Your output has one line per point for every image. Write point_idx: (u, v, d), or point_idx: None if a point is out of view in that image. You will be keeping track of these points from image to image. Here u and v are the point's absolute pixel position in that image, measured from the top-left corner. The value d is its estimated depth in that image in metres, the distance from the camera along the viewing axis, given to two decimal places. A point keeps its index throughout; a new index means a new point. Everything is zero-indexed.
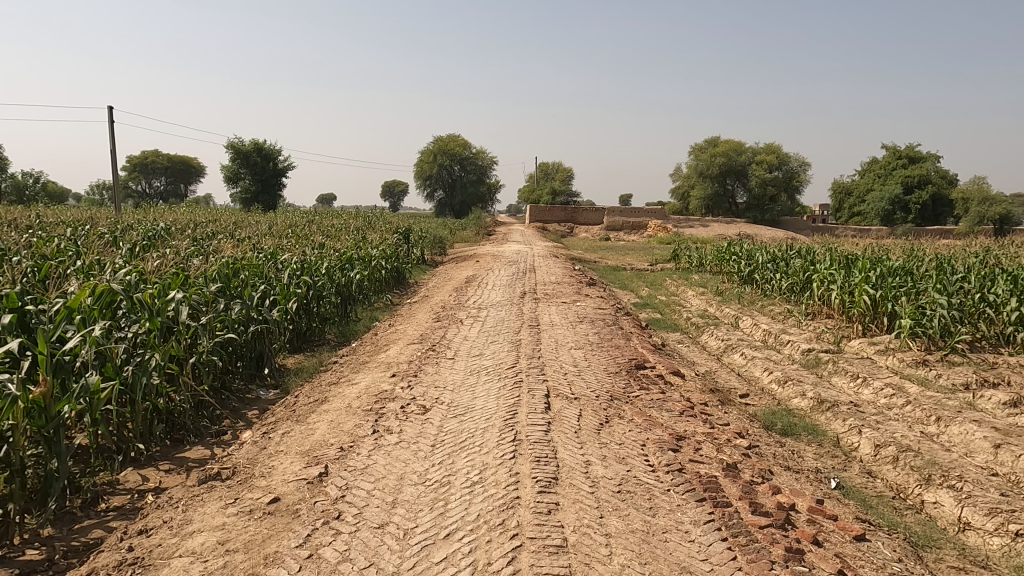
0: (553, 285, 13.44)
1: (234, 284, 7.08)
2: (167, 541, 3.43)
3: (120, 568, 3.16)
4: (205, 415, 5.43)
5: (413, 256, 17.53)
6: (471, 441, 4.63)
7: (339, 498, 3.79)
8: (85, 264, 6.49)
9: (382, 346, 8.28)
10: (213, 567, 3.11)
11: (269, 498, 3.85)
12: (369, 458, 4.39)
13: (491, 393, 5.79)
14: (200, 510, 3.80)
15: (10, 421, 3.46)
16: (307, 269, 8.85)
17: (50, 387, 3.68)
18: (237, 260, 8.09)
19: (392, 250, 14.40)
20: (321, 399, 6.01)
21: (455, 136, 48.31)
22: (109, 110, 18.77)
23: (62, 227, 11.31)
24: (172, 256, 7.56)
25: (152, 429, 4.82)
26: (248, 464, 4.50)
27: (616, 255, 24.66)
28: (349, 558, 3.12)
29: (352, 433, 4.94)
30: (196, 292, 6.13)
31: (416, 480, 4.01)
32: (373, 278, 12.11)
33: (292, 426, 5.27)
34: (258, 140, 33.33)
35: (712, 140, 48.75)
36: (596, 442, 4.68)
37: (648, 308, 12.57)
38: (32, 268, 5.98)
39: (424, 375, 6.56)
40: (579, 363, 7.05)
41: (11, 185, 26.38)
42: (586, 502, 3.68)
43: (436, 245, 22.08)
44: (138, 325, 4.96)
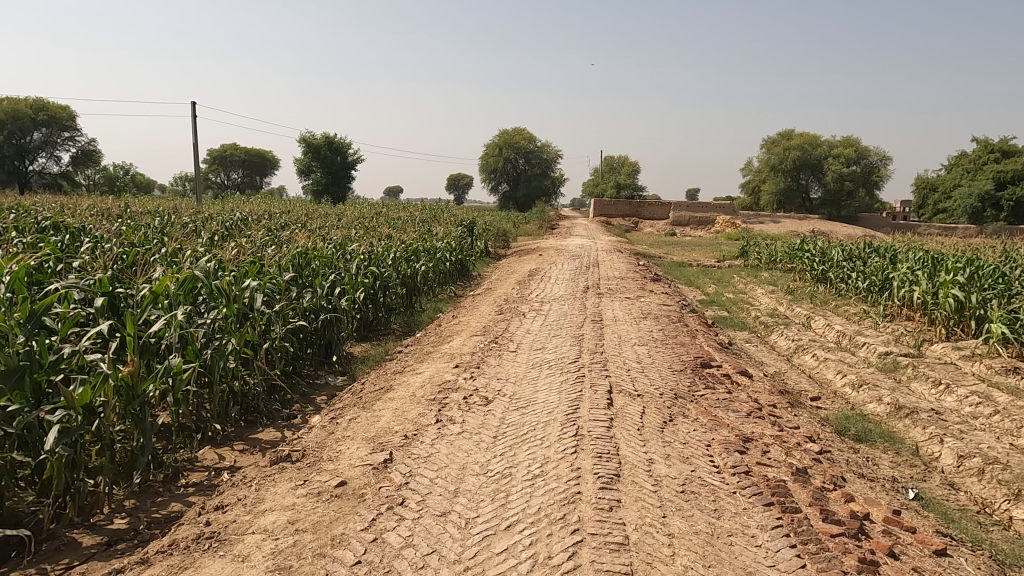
0: (618, 280, 13.31)
1: (306, 273, 7.34)
2: (241, 518, 3.58)
3: (198, 541, 3.32)
4: (277, 399, 5.66)
5: (476, 248, 17.73)
6: (533, 434, 4.64)
7: (403, 485, 3.87)
8: (170, 252, 6.86)
9: (445, 337, 8.39)
10: (284, 545, 3.23)
11: (336, 481, 3.97)
12: (432, 447, 4.46)
13: (554, 387, 5.79)
14: (272, 489, 3.95)
15: (101, 399, 3.72)
16: (374, 259, 9.05)
17: (137, 366, 3.93)
18: (309, 250, 8.36)
19: (456, 242, 14.61)
20: (386, 387, 6.15)
21: (521, 131, 48.45)
22: (192, 106, 19.91)
23: (148, 216, 12.01)
24: (249, 245, 7.89)
25: (228, 410, 5.07)
26: (316, 447, 4.65)
27: (682, 251, 24.12)
28: (412, 543, 3.19)
29: (416, 421, 5.04)
30: (270, 280, 6.40)
31: (478, 471, 4.05)
32: (438, 269, 12.30)
33: (358, 412, 5.42)
34: (329, 135, 34.37)
35: (785, 133, 47.32)
36: (659, 440, 4.61)
37: (714, 306, 12.28)
38: (122, 254, 6.38)
39: (487, 366, 6.62)
40: (643, 360, 6.95)
41: (104, 176, 28.34)
42: (648, 501, 3.63)
43: (499, 238, 22.17)
44: (217, 311, 5.23)
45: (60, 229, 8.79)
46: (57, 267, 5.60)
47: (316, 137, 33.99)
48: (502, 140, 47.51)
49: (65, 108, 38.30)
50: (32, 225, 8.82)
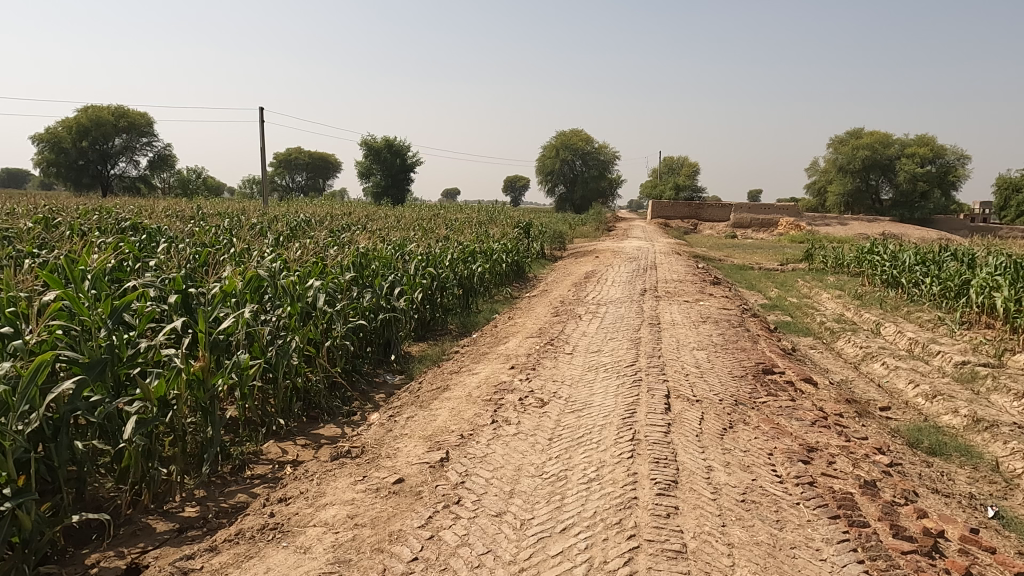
0: (676, 283, 13.09)
1: (366, 273, 7.51)
2: (303, 511, 3.69)
3: (263, 532, 3.44)
4: (338, 396, 5.80)
5: (533, 249, 17.75)
6: (588, 437, 4.61)
7: (459, 484, 3.91)
8: (238, 251, 7.14)
9: (501, 338, 8.43)
10: (344, 539, 3.31)
11: (394, 479, 4.05)
12: (488, 447, 4.49)
13: (610, 390, 5.73)
14: (332, 484, 4.06)
15: (174, 391, 3.91)
16: (432, 260, 9.17)
17: (208, 362, 4.11)
18: (369, 251, 8.55)
19: (513, 243, 14.67)
20: (443, 387, 6.22)
21: (577, 132, 48.37)
22: (260, 112, 20.72)
23: (219, 218, 12.54)
24: (312, 246, 8.14)
25: (291, 406, 5.23)
26: (375, 444, 4.75)
27: (743, 254, 23.50)
28: (468, 543, 3.21)
29: (472, 421, 5.08)
30: (332, 280, 6.58)
31: (533, 472, 4.05)
32: (495, 271, 12.38)
33: (415, 411, 5.50)
34: (389, 138, 35.10)
35: (854, 133, 45.55)
36: (719, 447, 4.51)
37: (777, 310, 11.93)
38: (194, 254, 6.67)
39: (542, 368, 6.61)
40: (702, 364, 6.81)
41: (178, 179, 29.79)
42: (706, 509, 3.55)
43: (555, 239, 22.15)
44: (282, 310, 5.41)
45: (138, 229, 9.28)
46: (135, 266, 5.91)
47: (376, 140, 34.82)
48: (559, 141, 47.51)
49: (144, 114, 40.35)
50: (114, 225, 9.35)
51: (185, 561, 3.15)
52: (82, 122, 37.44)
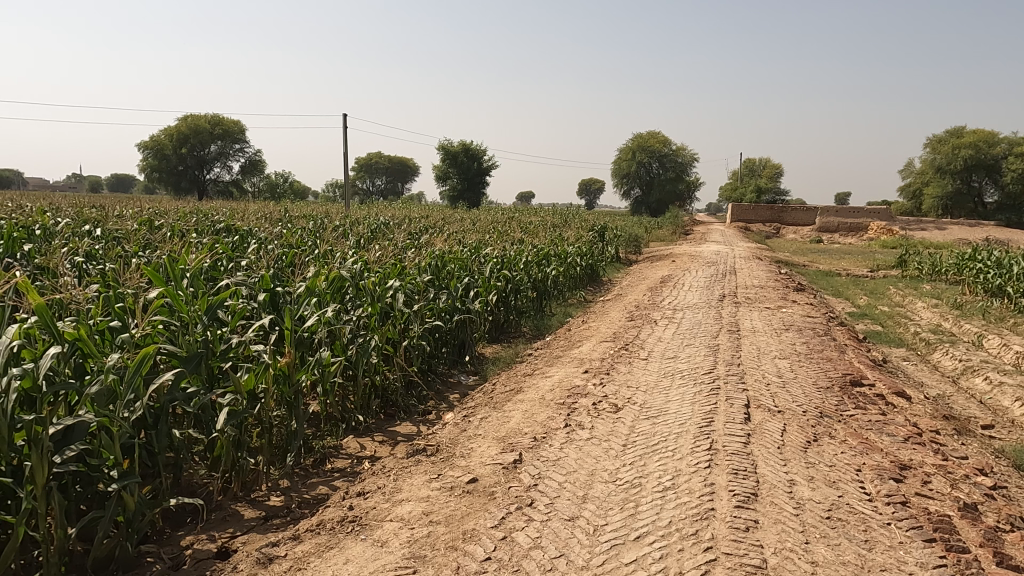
0: (757, 289, 12.67)
1: (442, 275, 7.65)
2: (380, 505, 3.79)
3: (343, 524, 3.56)
4: (414, 394, 5.94)
5: (607, 253, 17.60)
6: (664, 445, 4.52)
7: (532, 486, 3.92)
8: (322, 252, 7.43)
9: (575, 341, 8.39)
10: (419, 535, 3.38)
11: (468, 478, 4.10)
12: (561, 451, 4.48)
13: (686, 398, 5.60)
14: (408, 480, 4.15)
15: (263, 385, 4.11)
16: (507, 263, 9.25)
17: (293, 358, 4.30)
18: (445, 253, 8.71)
19: (587, 247, 14.59)
20: (516, 389, 6.25)
21: (655, 135, 47.60)
22: (343, 120, 21.55)
23: (305, 220, 13.09)
24: (391, 248, 8.38)
25: (370, 403, 5.40)
26: (449, 443, 4.82)
27: (830, 260, 22.46)
28: (540, 545, 3.22)
29: (545, 424, 5.08)
30: (410, 281, 6.76)
31: (606, 478, 4.01)
32: (569, 274, 12.34)
33: (489, 412, 5.56)
34: (466, 142, 35.61)
35: (955, 132, 42.73)
36: (802, 460, 4.33)
37: (867, 319, 11.33)
38: (281, 255, 6.99)
39: (617, 373, 6.54)
40: (784, 374, 6.56)
41: (267, 183, 31.33)
42: (788, 525, 3.41)
43: (630, 243, 21.85)
44: (363, 310, 5.60)
45: (231, 231, 9.81)
46: (228, 266, 6.25)
47: (453, 144, 35.45)
48: (635, 143, 46.92)
49: (237, 122, 42.66)
50: (210, 227, 9.93)
51: (271, 548, 3.30)
52: (182, 130, 39.95)
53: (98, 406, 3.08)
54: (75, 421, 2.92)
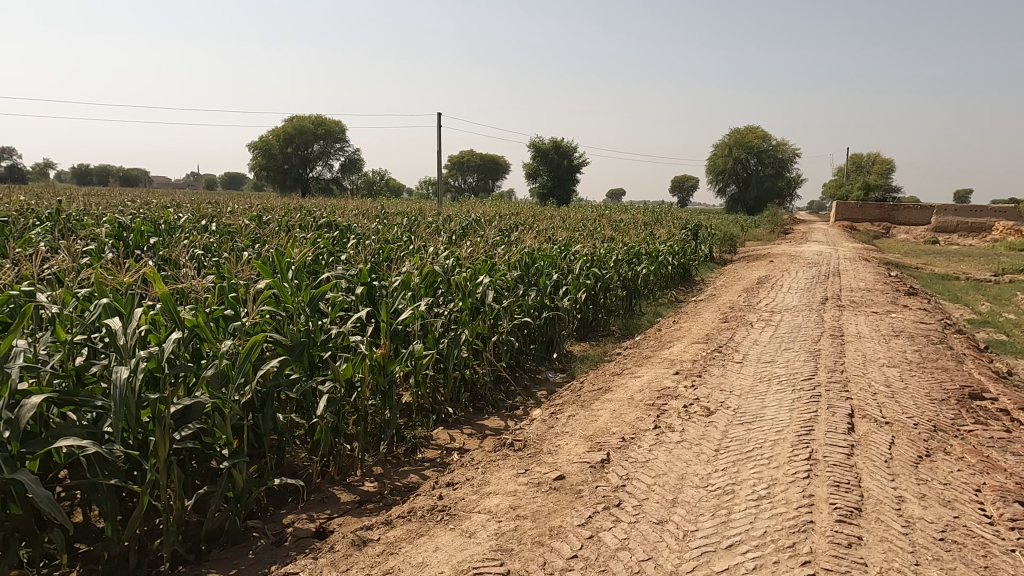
0: (863, 292, 11.93)
1: (532, 272, 7.70)
2: (469, 497, 3.86)
3: (433, 512, 3.66)
4: (502, 390, 6.02)
5: (701, 252, 17.12)
6: (758, 452, 4.36)
7: (620, 487, 3.88)
8: (416, 248, 7.66)
9: (665, 342, 8.21)
10: (506, 529, 3.42)
11: (556, 475, 4.10)
12: (650, 453, 4.40)
13: (784, 404, 5.36)
14: (496, 474, 4.21)
15: (359, 374, 4.29)
16: (597, 260, 9.19)
17: (388, 349, 4.45)
18: (535, 250, 8.75)
19: (680, 245, 14.25)
20: (604, 388, 6.20)
21: (754, 130, 45.79)
22: (438, 120, 22.13)
23: (400, 217, 13.53)
24: (482, 244, 8.52)
25: (459, 396, 5.51)
26: (537, 439, 4.85)
27: (948, 262, 20.80)
28: (628, 547, 3.18)
29: (633, 425, 5.01)
30: (500, 277, 6.85)
31: (697, 483, 3.91)
32: (660, 273, 12.10)
33: (577, 410, 5.54)
34: (557, 139, 35.60)
35: None
36: (912, 476, 4.05)
37: (989, 327, 10.43)
38: (378, 250, 7.27)
39: (709, 376, 6.35)
40: (893, 383, 6.15)
41: (365, 181, 32.62)
42: (895, 543, 3.21)
43: (726, 242, 21.12)
44: (454, 305, 5.73)
45: (332, 226, 10.30)
46: (329, 260, 6.57)
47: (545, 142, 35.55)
48: (732, 139, 45.32)
49: (338, 122, 44.67)
50: (313, 223, 10.44)
51: (365, 531, 3.44)
52: (288, 130, 42.25)
53: (213, 388, 3.31)
54: (193, 402, 3.16)
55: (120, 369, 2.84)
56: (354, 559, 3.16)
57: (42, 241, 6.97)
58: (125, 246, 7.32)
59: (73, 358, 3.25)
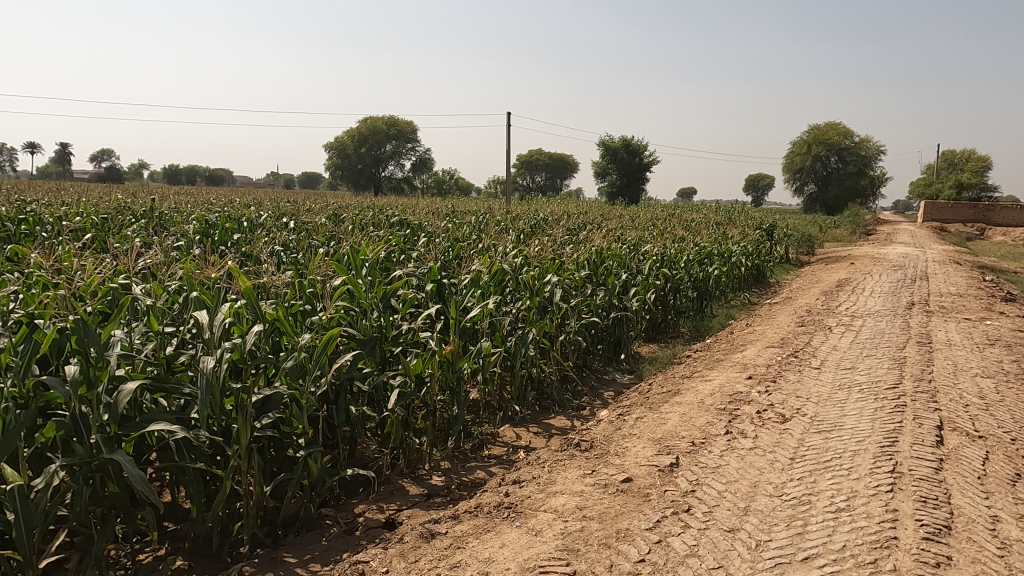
0: (955, 297, 11.23)
1: (600, 271, 7.64)
2: (535, 495, 3.87)
3: (499, 509, 3.68)
4: (569, 389, 6.00)
5: (776, 253, 16.54)
6: (837, 462, 4.17)
7: (689, 492, 3.80)
8: (485, 247, 7.73)
9: (737, 345, 7.98)
10: (572, 529, 3.41)
11: (623, 477, 4.06)
12: (721, 458, 4.29)
13: (865, 414, 5.12)
14: (562, 473, 4.20)
15: (428, 370, 4.37)
16: (667, 260, 9.03)
17: (457, 346, 4.52)
18: (604, 249, 8.67)
19: (754, 246, 13.82)
20: (673, 391, 6.08)
21: (835, 126, 43.88)
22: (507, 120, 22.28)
23: (469, 215, 13.68)
24: (550, 243, 8.52)
25: (526, 394, 5.53)
26: (604, 440, 4.81)
27: None
28: (697, 554, 3.11)
29: (704, 429, 4.90)
30: (568, 277, 6.84)
31: (771, 492, 3.78)
32: (733, 274, 11.77)
33: (645, 412, 5.46)
34: (627, 137, 35.16)
35: None
36: (1009, 495, 3.78)
37: None
38: (448, 248, 7.38)
39: (785, 381, 6.13)
40: (988, 395, 5.76)
41: (435, 181, 33.22)
42: (989, 566, 3.01)
43: (804, 243, 20.31)
44: (522, 303, 5.76)
45: (404, 225, 10.53)
46: (401, 257, 6.73)
47: (614, 141, 35.21)
48: (811, 136, 43.58)
49: (410, 123, 45.61)
50: (385, 221, 10.71)
51: (433, 524, 3.50)
52: (362, 131, 43.51)
53: (291, 379, 3.44)
54: (272, 392, 3.29)
55: (207, 359, 3.00)
56: (422, 551, 3.22)
57: (138, 237, 7.44)
58: (211, 242, 7.71)
59: (165, 348, 3.45)
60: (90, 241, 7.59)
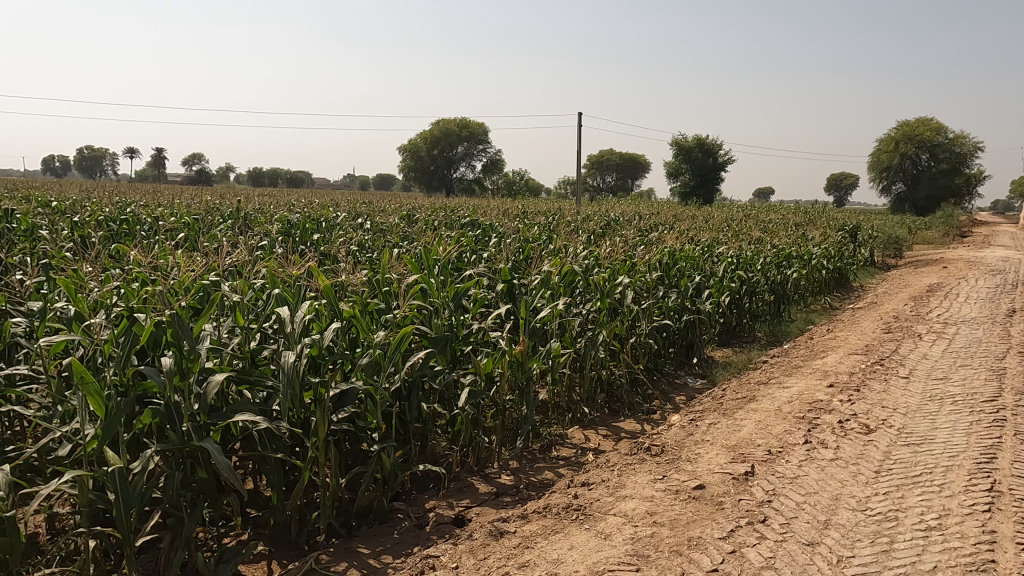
0: None
1: (673, 273, 7.50)
2: (604, 498, 3.84)
3: (568, 511, 3.67)
4: (639, 392, 5.92)
5: (860, 256, 15.77)
6: (927, 477, 3.94)
7: (766, 502, 3.67)
8: (556, 248, 7.73)
9: (818, 352, 7.66)
10: (642, 534, 3.36)
11: (696, 484, 3.96)
12: (799, 469, 4.13)
13: (959, 427, 4.81)
14: (632, 478, 4.14)
15: (498, 370, 4.41)
16: (743, 263, 8.77)
17: (526, 346, 4.53)
18: (677, 251, 8.51)
19: (836, 248, 13.23)
20: (748, 397, 5.89)
21: (927, 122, 41.47)
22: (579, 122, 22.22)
23: (539, 216, 13.72)
24: (622, 244, 8.43)
25: (595, 396, 5.50)
26: (675, 446, 4.71)
27: None
28: (773, 566, 3.01)
29: (781, 438, 4.73)
30: (640, 278, 6.75)
31: (854, 506, 3.61)
32: (813, 278, 11.30)
33: (718, 418, 5.32)
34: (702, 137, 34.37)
35: None
36: None
37: None
38: (518, 249, 7.42)
39: (869, 391, 5.84)
40: None
41: (505, 182, 33.50)
42: None
43: (891, 245, 19.28)
44: (592, 305, 5.72)
45: (475, 225, 10.65)
46: (472, 257, 6.81)
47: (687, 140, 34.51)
48: (900, 133, 41.35)
49: (482, 125, 46.17)
50: (457, 222, 10.86)
51: (502, 523, 3.52)
52: (436, 133, 44.36)
53: (366, 375, 3.54)
54: (348, 387, 3.40)
55: (288, 354, 3.13)
56: (491, 549, 3.25)
57: (225, 237, 7.85)
58: (292, 242, 8.04)
59: (249, 342, 3.62)
60: (183, 240, 8.08)
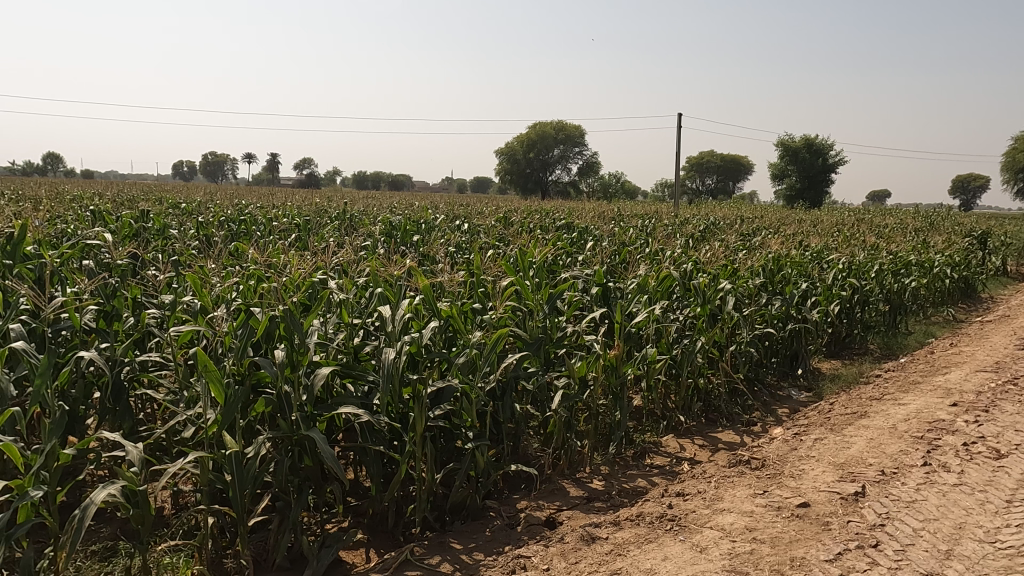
0: None
1: (777, 279, 7.17)
2: (701, 510, 3.72)
3: (661, 521, 3.59)
4: (738, 403, 5.70)
5: (990, 264, 14.46)
6: None
7: (878, 526, 3.44)
8: (652, 252, 7.59)
9: (939, 367, 7.09)
10: (740, 550, 3.23)
11: (800, 501, 3.77)
12: (917, 492, 3.83)
13: None
14: (730, 491, 3.99)
15: (592, 373, 4.38)
16: (855, 270, 8.26)
17: (622, 351, 4.47)
18: (782, 256, 8.14)
19: (962, 256, 12.20)
20: (859, 413, 5.54)
21: None
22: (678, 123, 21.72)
23: (636, 219, 13.52)
24: (723, 249, 8.16)
25: (692, 404, 5.35)
26: (777, 460, 4.50)
27: None
28: None
29: (896, 458, 4.41)
30: (741, 284, 6.49)
31: (980, 537, 3.31)
32: (934, 287, 10.48)
33: (825, 433, 5.03)
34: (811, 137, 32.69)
35: None
36: None
37: None
38: (614, 252, 7.34)
39: (1000, 412, 5.34)
40: None
41: (602, 185, 33.25)
42: None
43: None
44: (690, 311, 5.56)
45: (570, 228, 10.64)
46: (567, 260, 6.80)
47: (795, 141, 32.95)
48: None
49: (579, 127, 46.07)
50: (553, 224, 10.89)
51: (594, 528, 3.49)
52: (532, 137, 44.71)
53: (462, 373, 3.61)
54: (444, 385, 3.48)
55: (389, 350, 3.25)
56: (582, 554, 3.23)
57: (332, 238, 8.26)
58: (393, 242, 8.35)
59: (353, 338, 3.79)
60: (294, 241, 8.58)
